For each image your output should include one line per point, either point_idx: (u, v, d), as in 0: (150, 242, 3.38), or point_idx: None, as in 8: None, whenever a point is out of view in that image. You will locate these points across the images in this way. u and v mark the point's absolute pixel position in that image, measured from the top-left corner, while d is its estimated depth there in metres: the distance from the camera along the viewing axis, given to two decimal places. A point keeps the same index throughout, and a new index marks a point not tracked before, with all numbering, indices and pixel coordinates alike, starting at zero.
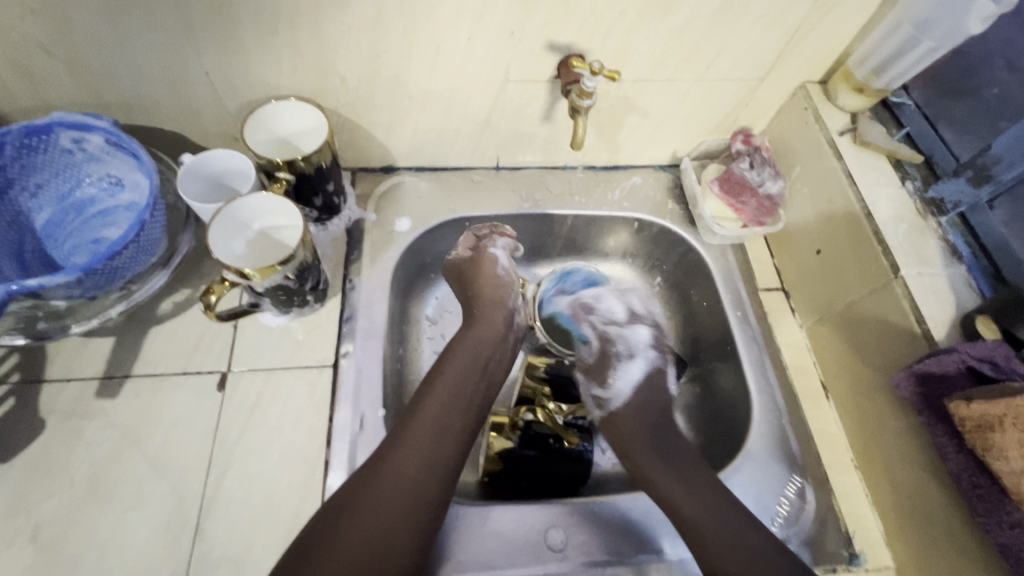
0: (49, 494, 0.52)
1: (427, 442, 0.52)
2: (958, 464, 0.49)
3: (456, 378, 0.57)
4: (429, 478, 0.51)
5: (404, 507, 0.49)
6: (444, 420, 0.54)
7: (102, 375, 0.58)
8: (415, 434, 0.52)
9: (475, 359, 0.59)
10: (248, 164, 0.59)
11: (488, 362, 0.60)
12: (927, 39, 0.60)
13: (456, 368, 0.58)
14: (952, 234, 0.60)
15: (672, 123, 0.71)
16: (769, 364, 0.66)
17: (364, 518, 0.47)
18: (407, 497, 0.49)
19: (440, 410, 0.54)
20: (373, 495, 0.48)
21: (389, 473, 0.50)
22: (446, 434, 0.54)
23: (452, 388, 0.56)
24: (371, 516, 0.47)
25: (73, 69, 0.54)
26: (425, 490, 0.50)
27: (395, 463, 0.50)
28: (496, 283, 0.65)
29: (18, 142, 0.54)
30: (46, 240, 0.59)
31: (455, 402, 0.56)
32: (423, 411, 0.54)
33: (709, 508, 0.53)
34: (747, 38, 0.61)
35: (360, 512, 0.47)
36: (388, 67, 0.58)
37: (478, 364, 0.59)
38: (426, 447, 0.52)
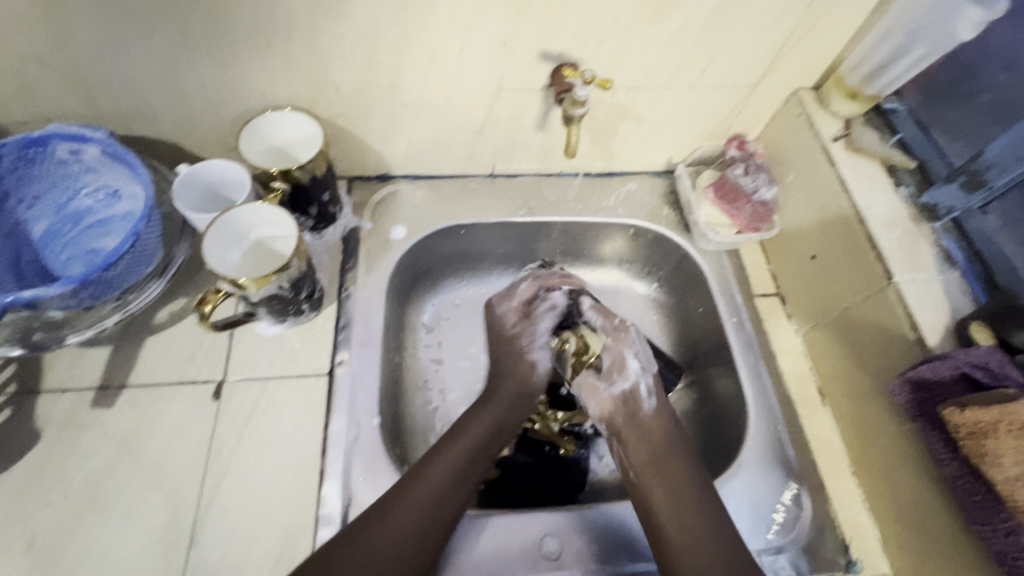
0: (44, 504, 0.52)
1: (448, 479, 0.54)
2: (954, 471, 0.49)
3: (485, 423, 0.59)
4: (433, 528, 0.51)
5: (416, 538, 0.50)
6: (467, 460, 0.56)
7: (98, 385, 0.58)
8: (439, 469, 0.54)
9: (506, 406, 0.62)
10: (243, 173, 0.59)
11: (516, 411, 0.62)
12: (917, 47, 0.61)
13: (485, 414, 0.60)
14: (946, 240, 0.60)
15: (666, 129, 0.72)
16: (765, 370, 0.66)
17: (374, 541, 0.48)
18: (420, 529, 0.50)
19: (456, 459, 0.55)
20: (390, 523, 0.49)
21: (408, 503, 0.51)
22: (468, 474, 0.55)
23: (480, 430, 0.58)
24: (383, 543, 0.48)
25: (69, 81, 0.54)
26: (438, 525, 0.51)
27: (415, 495, 0.52)
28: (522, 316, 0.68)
29: (15, 154, 0.54)
30: (43, 250, 0.60)
31: (480, 444, 0.58)
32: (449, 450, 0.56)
33: (710, 544, 0.50)
34: (739, 46, 0.61)
35: (373, 535, 0.48)
36: (382, 77, 0.59)
37: (507, 411, 0.61)
38: (446, 482, 0.53)
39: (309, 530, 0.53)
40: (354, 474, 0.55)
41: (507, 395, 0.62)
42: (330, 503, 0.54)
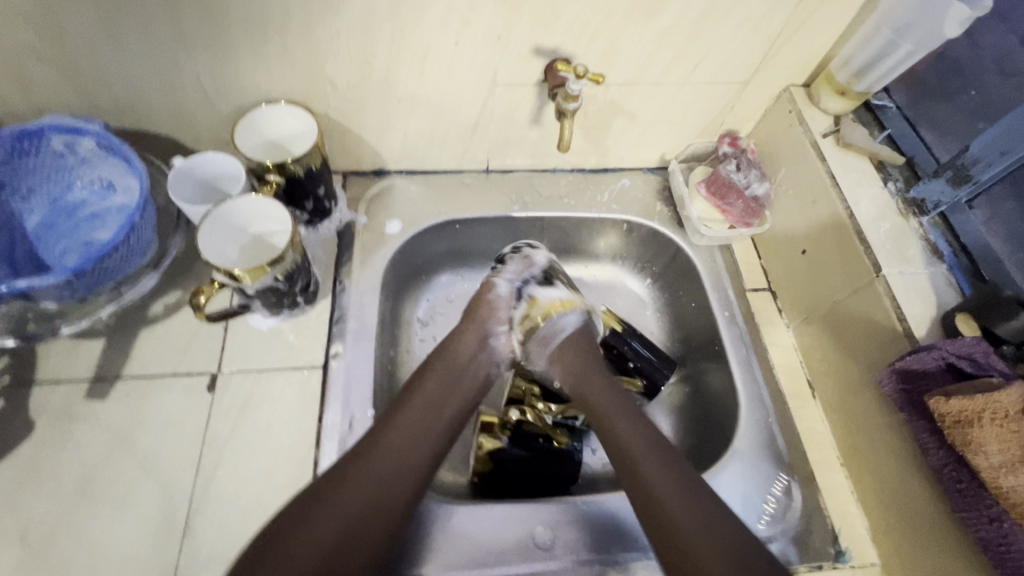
0: (38, 495, 0.52)
1: (392, 456, 0.51)
2: (940, 460, 0.50)
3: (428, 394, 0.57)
4: (390, 481, 0.50)
5: (362, 519, 0.47)
6: (412, 436, 0.53)
7: (92, 376, 0.58)
8: (381, 448, 0.51)
9: (448, 377, 0.59)
10: (239, 167, 0.60)
11: (464, 383, 0.59)
12: (905, 43, 0.62)
13: (426, 389, 0.57)
14: (934, 234, 0.61)
15: (660, 125, 0.72)
16: (756, 363, 0.67)
17: (322, 520, 0.46)
18: (364, 511, 0.47)
19: (412, 419, 0.54)
20: (325, 512, 0.46)
21: (348, 485, 0.48)
22: (414, 449, 0.52)
23: (422, 404, 0.56)
24: (326, 526, 0.46)
25: (65, 74, 0.54)
26: (386, 503, 0.49)
27: (354, 477, 0.49)
28: (488, 303, 0.64)
29: (10, 146, 0.55)
30: (37, 243, 0.59)
31: (425, 421, 0.55)
32: (388, 427, 0.53)
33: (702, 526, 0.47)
34: (731, 43, 0.62)
35: (311, 523, 0.45)
36: (377, 71, 0.59)
37: (453, 382, 0.59)
38: (387, 461, 0.51)
39: None
40: None
41: (450, 364, 0.60)
42: None
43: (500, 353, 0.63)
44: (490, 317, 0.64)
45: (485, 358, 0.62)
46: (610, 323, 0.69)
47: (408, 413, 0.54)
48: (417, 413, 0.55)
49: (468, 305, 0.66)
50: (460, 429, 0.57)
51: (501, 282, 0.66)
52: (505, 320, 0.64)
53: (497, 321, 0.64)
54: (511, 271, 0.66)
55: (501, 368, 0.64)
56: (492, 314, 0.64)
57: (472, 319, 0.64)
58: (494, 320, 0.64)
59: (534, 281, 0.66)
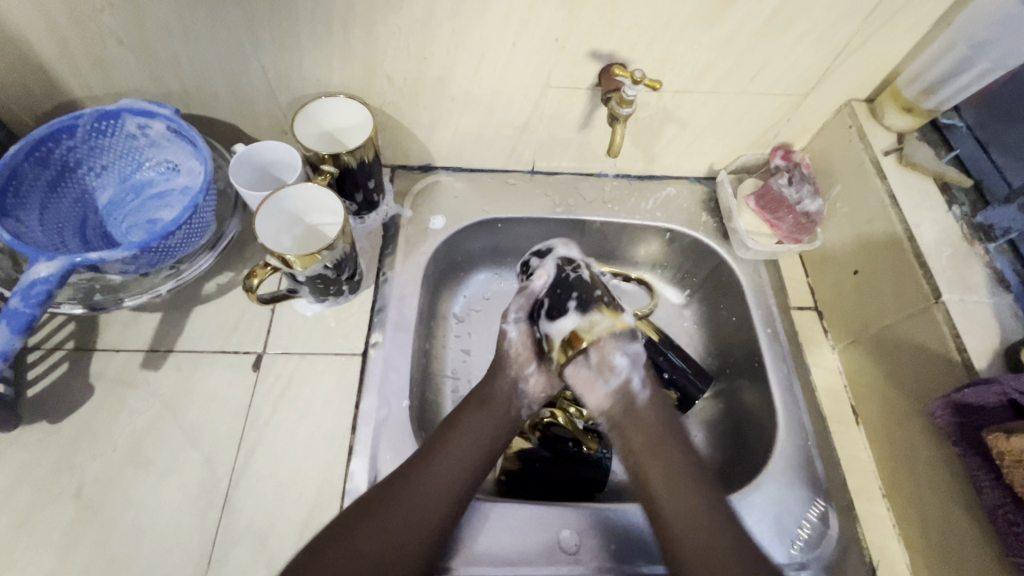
0: (92, 456, 0.55)
1: (430, 487, 0.52)
2: (994, 500, 0.47)
3: (455, 452, 0.55)
4: (405, 537, 0.49)
5: (403, 548, 0.49)
6: (449, 470, 0.54)
7: (147, 347, 0.61)
8: (420, 477, 0.52)
9: (488, 414, 0.59)
10: (294, 155, 0.62)
11: (489, 440, 0.57)
12: (983, 60, 0.59)
13: (468, 420, 0.57)
14: (1000, 262, 0.58)
15: (710, 135, 0.71)
16: (797, 383, 0.65)
17: (372, 533, 0.48)
18: (374, 567, 0.47)
19: (433, 475, 0.53)
20: (374, 527, 0.49)
21: (389, 508, 0.50)
22: (450, 483, 0.53)
23: (448, 458, 0.54)
24: (373, 542, 0.48)
25: (142, 60, 0.57)
26: (422, 532, 0.50)
27: (394, 502, 0.50)
28: (517, 345, 0.63)
29: (88, 126, 0.58)
30: (107, 218, 0.63)
31: (465, 454, 0.55)
32: (411, 477, 0.52)
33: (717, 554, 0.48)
34: (793, 53, 0.60)
35: (361, 535, 0.48)
36: (433, 68, 0.60)
37: (494, 415, 0.59)
38: (407, 511, 0.50)
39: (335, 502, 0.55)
40: (380, 454, 0.57)
41: (492, 396, 0.60)
42: (356, 478, 0.56)
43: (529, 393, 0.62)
44: (511, 361, 0.62)
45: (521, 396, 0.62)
46: (649, 333, 0.69)
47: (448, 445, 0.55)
48: (458, 445, 0.55)
49: (503, 340, 0.64)
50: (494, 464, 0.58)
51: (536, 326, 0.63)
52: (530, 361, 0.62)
53: (525, 361, 0.62)
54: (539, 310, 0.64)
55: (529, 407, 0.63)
56: (515, 358, 0.62)
57: (512, 350, 0.63)
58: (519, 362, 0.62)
59: (543, 311, 0.61)
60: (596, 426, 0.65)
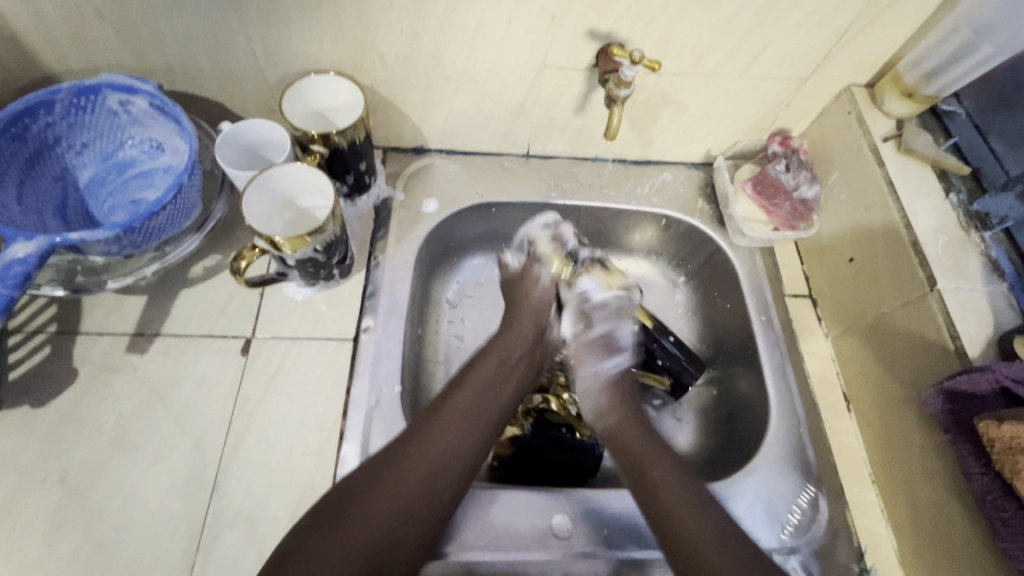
0: (77, 441, 0.54)
1: (444, 440, 0.52)
2: (983, 486, 0.48)
3: (483, 381, 0.58)
4: (446, 463, 0.51)
5: (418, 502, 0.49)
6: (466, 421, 0.54)
7: (133, 331, 0.59)
8: (434, 431, 0.53)
9: (498, 372, 0.59)
10: (284, 135, 0.60)
11: (514, 369, 0.60)
12: (985, 46, 0.58)
13: (479, 377, 0.58)
14: (996, 250, 0.58)
15: (709, 119, 0.70)
16: (791, 370, 0.65)
17: (384, 496, 0.48)
18: (416, 495, 0.49)
19: (464, 404, 0.55)
20: (389, 488, 0.48)
21: (403, 467, 0.50)
22: (462, 442, 0.53)
23: (475, 390, 0.57)
24: (384, 506, 0.47)
25: (122, 33, 0.55)
26: (438, 488, 0.50)
27: (408, 460, 0.50)
28: (536, 295, 0.66)
29: (67, 101, 0.55)
30: (88, 197, 0.61)
31: (478, 410, 0.56)
32: (444, 413, 0.54)
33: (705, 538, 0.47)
34: (795, 36, 0.59)
35: (369, 501, 0.47)
36: (427, 46, 0.58)
37: (506, 372, 0.60)
38: (444, 443, 0.52)
39: (326, 487, 0.54)
40: (373, 439, 0.56)
41: (503, 355, 0.61)
42: (348, 463, 0.55)
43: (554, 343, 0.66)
44: (541, 309, 0.65)
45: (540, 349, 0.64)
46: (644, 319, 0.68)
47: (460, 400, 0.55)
48: (470, 400, 0.56)
49: (518, 298, 0.66)
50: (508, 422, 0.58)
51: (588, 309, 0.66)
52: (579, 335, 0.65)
53: (548, 305, 0.66)
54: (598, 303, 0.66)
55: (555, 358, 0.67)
56: (543, 302, 0.66)
57: (530, 305, 0.65)
58: (546, 309, 0.66)
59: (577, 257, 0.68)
60: None
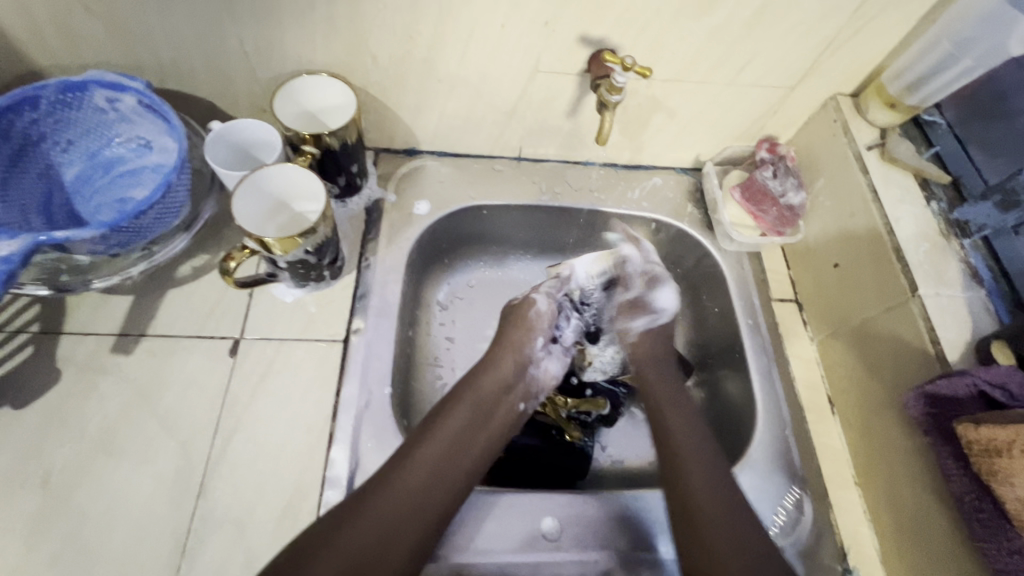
0: (60, 443, 0.53)
1: (422, 478, 0.51)
2: (962, 487, 0.49)
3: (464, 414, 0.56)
4: (428, 492, 0.51)
5: (386, 544, 0.48)
6: (447, 454, 0.53)
7: (118, 331, 0.59)
8: (413, 467, 0.51)
9: (477, 411, 0.57)
10: (275, 135, 0.60)
11: (498, 409, 0.58)
12: (964, 57, 0.60)
13: (460, 412, 0.56)
14: (975, 257, 0.60)
15: (698, 125, 0.71)
16: (777, 374, 0.66)
17: (364, 525, 0.48)
18: (391, 524, 0.48)
19: (449, 435, 0.54)
20: (372, 513, 0.48)
21: (380, 500, 0.49)
22: (445, 472, 0.52)
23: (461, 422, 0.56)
24: (364, 535, 0.47)
25: (111, 30, 0.55)
26: (408, 530, 0.49)
27: (386, 496, 0.50)
28: (528, 316, 0.64)
29: (53, 97, 0.54)
30: (73, 195, 0.60)
31: (457, 449, 0.54)
32: (427, 442, 0.53)
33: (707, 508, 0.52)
34: (782, 46, 0.60)
35: (350, 528, 0.47)
36: (420, 48, 0.59)
37: (480, 417, 0.57)
38: (425, 473, 0.51)
39: (315, 490, 0.54)
40: (362, 441, 0.56)
41: (481, 400, 0.58)
42: (337, 465, 0.55)
43: (541, 381, 0.62)
44: (530, 331, 0.63)
45: (520, 389, 0.60)
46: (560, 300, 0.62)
47: (439, 438, 0.54)
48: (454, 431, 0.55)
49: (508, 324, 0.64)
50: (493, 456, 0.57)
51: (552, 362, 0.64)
52: (546, 335, 0.64)
53: (541, 327, 0.63)
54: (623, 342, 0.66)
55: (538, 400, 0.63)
56: (533, 335, 0.63)
57: (518, 333, 0.62)
58: (533, 343, 0.62)
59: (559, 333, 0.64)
60: (579, 414, 0.66)
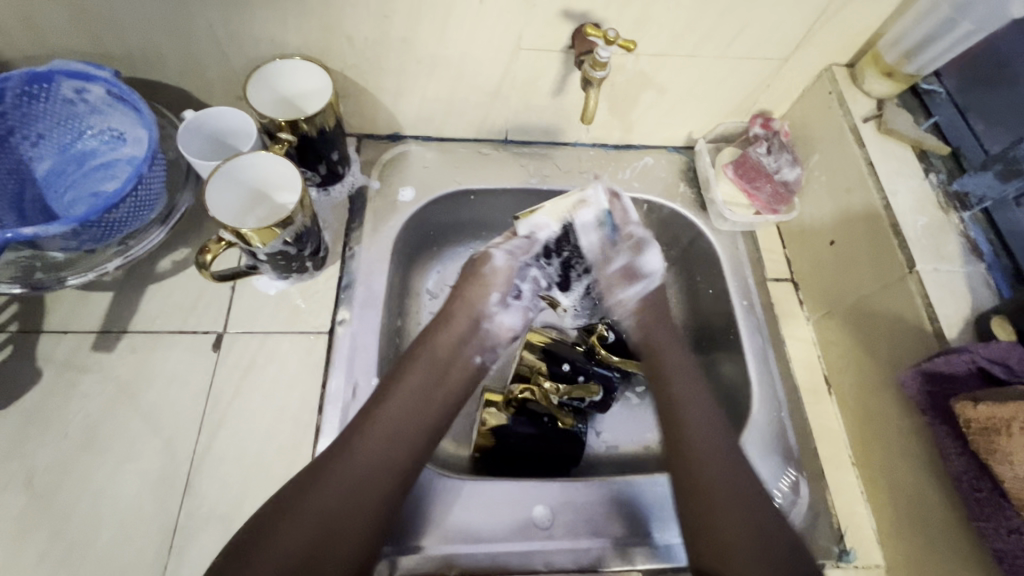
0: (43, 443, 0.53)
1: (382, 437, 0.51)
2: (960, 467, 0.48)
3: (422, 373, 0.56)
4: (387, 450, 0.51)
5: (349, 505, 0.48)
6: (406, 413, 0.53)
7: (99, 329, 0.58)
8: (374, 428, 0.51)
9: (432, 369, 0.57)
10: (250, 124, 0.58)
11: (455, 368, 0.58)
12: (964, 22, 0.57)
13: (415, 375, 0.55)
14: (974, 230, 0.58)
15: (689, 102, 0.69)
16: (773, 355, 0.64)
17: (327, 488, 0.48)
18: (352, 485, 0.49)
19: (408, 395, 0.54)
20: (334, 478, 0.49)
21: (340, 467, 0.49)
22: (405, 431, 0.53)
23: (419, 381, 0.56)
24: (326, 498, 0.47)
25: (74, 17, 0.53)
26: (368, 499, 0.49)
27: (348, 459, 0.50)
28: (485, 274, 0.62)
29: (18, 89, 0.53)
30: (46, 190, 0.59)
31: (416, 407, 0.54)
32: (387, 402, 0.53)
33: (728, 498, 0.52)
34: (773, 14, 0.58)
35: (313, 493, 0.47)
36: (396, 28, 0.56)
37: (438, 375, 0.57)
38: (387, 432, 0.52)
39: None
40: None
41: (438, 358, 0.58)
42: None
43: (496, 333, 0.62)
44: (484, 287, 0.62)
45: (475, 343, 0.61)
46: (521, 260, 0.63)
47: (395, 398, 0.54)
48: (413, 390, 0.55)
49: (464, 283, 0.63)
50: (453, 412, 0.57)
51: (513, 315, 0.64)
52: (501, 291, 0.63)
53: (495, 283, 0.62)
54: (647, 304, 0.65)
55: (497, 353, 0.63)
56: (487, 291, 0.62)
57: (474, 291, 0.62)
58: (487, 299, 0.62)
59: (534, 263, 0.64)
60: (572, 400, 0.64)
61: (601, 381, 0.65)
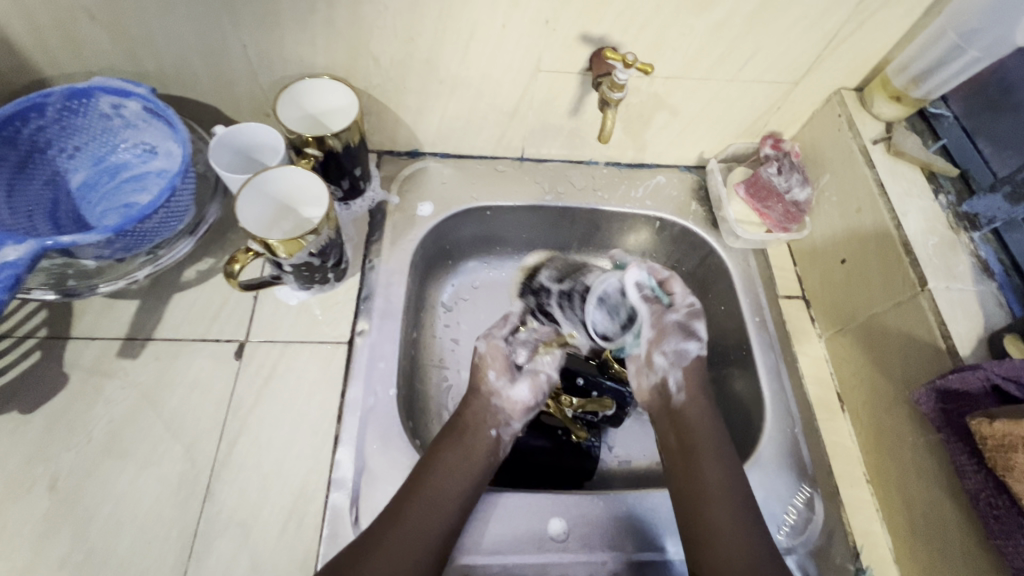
0: (66, 447, 0.53)
1: (411, 525, 0.49)
2: (976, 484, 0.48)
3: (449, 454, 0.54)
4: (415, 541, 0.48)
5: None
6: (433, 499, 0.51)
7: (124, 336, 0.59)
8: (410, 514, 0.49)
9: (457, 450, 0.55)
10: (279, 139, 0.60)
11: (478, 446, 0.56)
12: (971, 49, 0.59)
13: (441, 456, 0.53)
14: (984, 250, 0.59)
15: (702, 123, 0.71)
16: (785, 371, 0.65)
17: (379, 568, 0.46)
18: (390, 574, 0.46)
19: (434, 479, 0.52)
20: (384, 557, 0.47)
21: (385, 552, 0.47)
22: (432, 516, 0.50)
23: (447, 464, 0.53)
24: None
25: (114, 37, 0.55)
26: None
27: (391, 543, 0.48)
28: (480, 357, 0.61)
29: (58, 105, 0.55)
30: (80, 201, 0.61)
31: (443, 491, 0.52)
32: (415, 488, 0.51)
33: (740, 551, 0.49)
34: (784, 40, 0.60)
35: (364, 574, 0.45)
36: (420, 49, 0.59)
37: (463, 455, 0.55)
38: (415, 519, 0.49)
39: (321, 491, 0.54)
40: (367, 442, 0.56)
41: (462, 438, 0.56)
42: (342, 467, 0.55)
43: (506, 407, 0.59)
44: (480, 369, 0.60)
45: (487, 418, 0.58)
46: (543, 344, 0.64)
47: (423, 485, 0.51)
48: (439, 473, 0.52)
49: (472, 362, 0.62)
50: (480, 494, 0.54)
51: (522, 386, 0.59)
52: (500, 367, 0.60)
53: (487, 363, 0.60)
54: (670, 332, 0.61)
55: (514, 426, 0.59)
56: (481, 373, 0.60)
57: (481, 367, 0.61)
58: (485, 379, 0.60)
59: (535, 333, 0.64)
60: (585, 414, 0.64)
61: (614, 396, 0.65)
